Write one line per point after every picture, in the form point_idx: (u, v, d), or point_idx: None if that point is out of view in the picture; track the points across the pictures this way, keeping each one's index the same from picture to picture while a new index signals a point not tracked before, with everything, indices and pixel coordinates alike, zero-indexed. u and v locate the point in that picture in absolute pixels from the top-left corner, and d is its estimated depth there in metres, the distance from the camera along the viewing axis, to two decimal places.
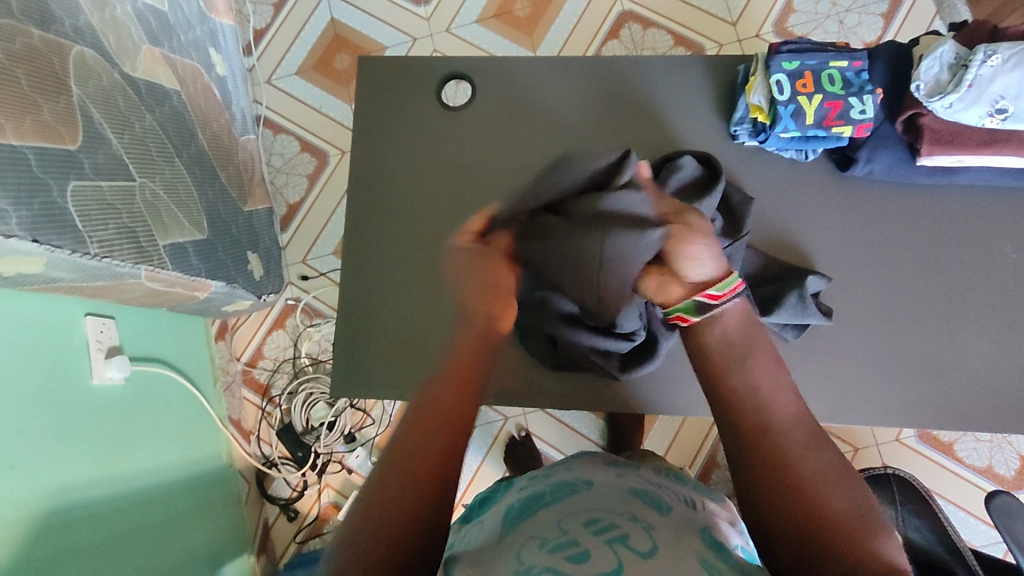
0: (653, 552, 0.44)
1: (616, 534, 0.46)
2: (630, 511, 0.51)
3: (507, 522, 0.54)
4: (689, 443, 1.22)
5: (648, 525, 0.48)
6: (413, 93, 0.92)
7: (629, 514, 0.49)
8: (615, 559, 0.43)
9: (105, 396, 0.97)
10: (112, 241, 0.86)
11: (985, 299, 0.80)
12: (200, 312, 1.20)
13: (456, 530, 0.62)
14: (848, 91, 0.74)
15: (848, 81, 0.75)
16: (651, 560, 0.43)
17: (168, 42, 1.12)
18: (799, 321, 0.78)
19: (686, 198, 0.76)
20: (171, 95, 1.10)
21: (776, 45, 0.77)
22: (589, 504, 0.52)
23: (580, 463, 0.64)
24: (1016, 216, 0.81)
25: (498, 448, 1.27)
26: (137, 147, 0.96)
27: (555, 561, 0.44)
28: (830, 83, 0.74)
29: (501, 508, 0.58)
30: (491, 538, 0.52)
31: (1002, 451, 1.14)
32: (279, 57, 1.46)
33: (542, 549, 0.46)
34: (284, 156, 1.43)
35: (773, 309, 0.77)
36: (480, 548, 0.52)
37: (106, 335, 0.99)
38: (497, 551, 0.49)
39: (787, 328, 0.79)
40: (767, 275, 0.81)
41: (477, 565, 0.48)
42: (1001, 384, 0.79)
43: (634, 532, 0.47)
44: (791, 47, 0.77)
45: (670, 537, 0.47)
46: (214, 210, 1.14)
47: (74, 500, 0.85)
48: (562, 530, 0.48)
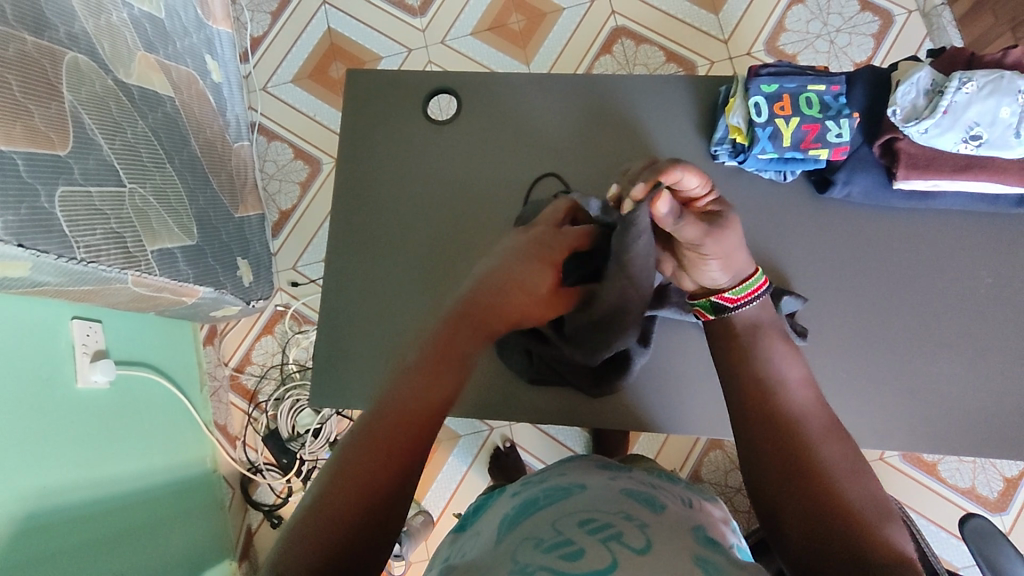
0: (647, 547, 0.45)
1: (610, 532, 0.47)
2: (622, 511, 0.51)
3: (503, 527, 0.54)
4: (674, 455, 1.22)
5: (642, 522, 0.49)
6: (402, 105, 0.93)
7: (623, 513, 0.50)
8: (610, 556, 0.44)
9: (89, 399, 0.97)
10: (99, 246, 0.87)
11: (961, 321, 0.81)
12: (188, 316, 1.20)
13: (449, 542, 0.60)
14: (826, 114, 0.75)
15: (827, 104, 0.76)
16: (645, 555, 0.44)
17: (164, 49, 1.13)
18: None
19: None
20: (165, 101, 1.11)
21: (757, 67, 0.78)
22: (583, 505, 0.53)
23: (573, 468, 0.64)
24: (994, 239, 0.82)
25: (482, 459, 1.27)
26: (128, 153, 0.97)
27: (550, 559, 0.44)
28: (808, 107, 0.75)
29: (495, 517, 0.58)
30: (486, 543, 0.52)
31: (985, 472, 1.15)
32: (275, 64, 1.47)
33: (537, 549, 0.46)
34: (277, 163, 1.44)
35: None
36: (475, 553, 0.51)
37: (92, 338, 1.00)
38: (492, 555, 0.49)
39: None
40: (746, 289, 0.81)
41: (472, 567, 0.48)
42: (977, 406, 0.79)
43: (628, 530, 0.47)
44: (770, 70, 0.78)
45: (663, 535, 0.47)
46: (204, 215, 1.15)
47: (57, 503, 0.86)
48: (557, 530, 0.49)
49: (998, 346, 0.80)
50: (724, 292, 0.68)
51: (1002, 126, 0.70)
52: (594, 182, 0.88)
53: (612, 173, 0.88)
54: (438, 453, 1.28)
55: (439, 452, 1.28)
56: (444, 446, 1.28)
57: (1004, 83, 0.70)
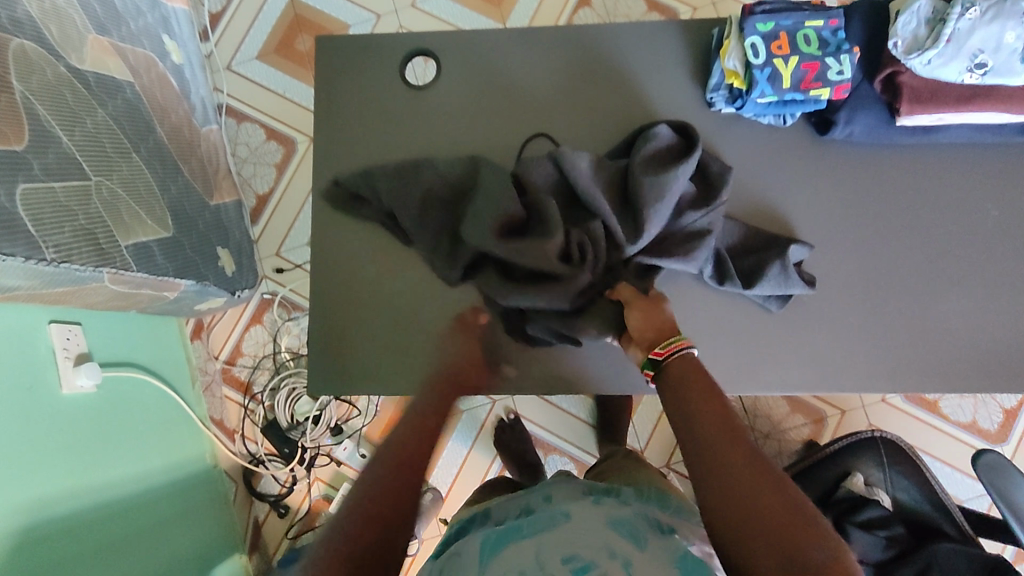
0: None
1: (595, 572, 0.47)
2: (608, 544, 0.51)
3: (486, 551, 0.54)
4: (666, 434, 1.21)
5: (626, 562, 0.49)
6: (378, 72, 0.89)
7: (608, 551, 0.49)
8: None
9: (76, 405, 0.93)
10: (70, 244, 0.83)
11: (970, 258, 0.80)
12: (172, 312, 1.16)
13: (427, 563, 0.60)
14: (825, 51, 0.72)
15: (825, 40, 0.73)
16: None
17: (117, 31, 1.07)
18: (783, 292, 0.77)
19: (660, 166, 0.77)
20: (123, 87, 1.05)
21: (750, 6, 0.74)
22: (568, 534, 0.53)
23: (559, 491, 0.64)
24: (997, 172, 0.80)
25: (485, 437, 1.26)
26: (89, 144, 0.92)
27: None
28: (806, 44, 0.72)
29: (477, 540, 0.57)
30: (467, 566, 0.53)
31: (986, 406, 1.16)
32: (238, 41, 1.40)
33: None
34: (249, 145, 1.38)
35: (757, 281, 0.76)
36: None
37: (74, 342, 0.96)
38: None
39: (771, 300, 0.79)
40: (749, 244, 0.79)
41: None
42: (983, 342, 0.78)
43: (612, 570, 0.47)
44: (765, 8, 0.74)
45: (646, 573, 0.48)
46: (178, 205, 1.10)
47: (53, 512, 0.83)
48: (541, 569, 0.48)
49: (1003, 280, 0.79)
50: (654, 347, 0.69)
51: (1007, 51, 0.67)
52: (586, 141, 0.85)
53: (603, 130, 0.85)
54: (438, 437, 1.26)
55: (438, 437, 1.26)
56: (446, 424, 1.26)
57: (1010, 5, 0.66)
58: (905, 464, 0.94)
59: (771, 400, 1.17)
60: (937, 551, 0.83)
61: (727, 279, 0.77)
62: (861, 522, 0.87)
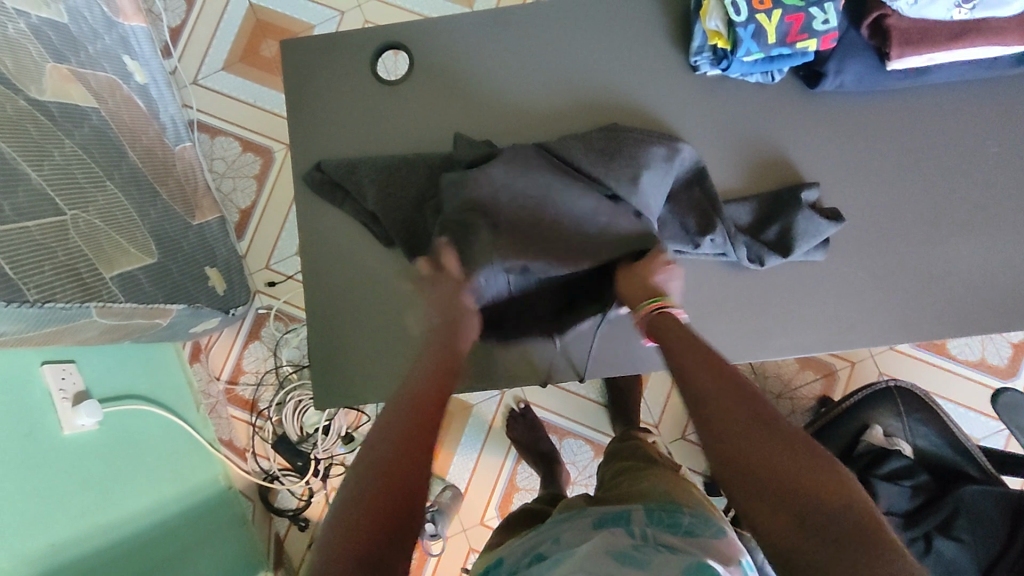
0: None
1: None
2: (613, 572, 0.51)
3: None
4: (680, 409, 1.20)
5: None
6: (349, 70, 0.85)
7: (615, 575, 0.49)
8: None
9: (79, 445, 0.91)
10: (52, 284, 0.81)
11: (973, 197, 0.78)
12: (168, 338, 1.14)
13: None
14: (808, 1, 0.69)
15: None
16: None
17: (75, 57, 1.04)
18: (819, 238, 0.76)
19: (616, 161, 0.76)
20: (89, 113, 1.02)
21: None
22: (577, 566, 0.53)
23: (566, 527, 0.65)
24: (992, 107, 0.79)
25: (494, 436, 1.25)
26: (61, 177, 0.90)
27: None
28: None
29: None
30: None
31: (993, 342, 1.15)
32: (201, 53, 1.36)
33: None
34: (225, 159, 1.35)
35: (793, 246, 0.75)
36: None
37: (70, 381, 0.93)
38: None
39: (814, 250, 0.77)
40: (762, 210, 0.78)
41: None
42: (992, 281, 0.77)
43: None
44: None
45: None
46: (160, 229, 1.08)
47: (67, 559, 0.82)
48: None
49: (1009, 217, 0.78)
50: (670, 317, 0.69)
51: None
52: (573, 118, 0.83)
53: (588, 104, 0.83)
54: (446, 443, 1.25)
55: (447, 443, 1.25)
56: (454, 429, 1.25)
57: None
58: (921, 411, 0.91)
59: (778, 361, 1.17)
60: (963, 495, 0.82)
61: (767, 258, 0.76)
62: (885, 474, 0.84)
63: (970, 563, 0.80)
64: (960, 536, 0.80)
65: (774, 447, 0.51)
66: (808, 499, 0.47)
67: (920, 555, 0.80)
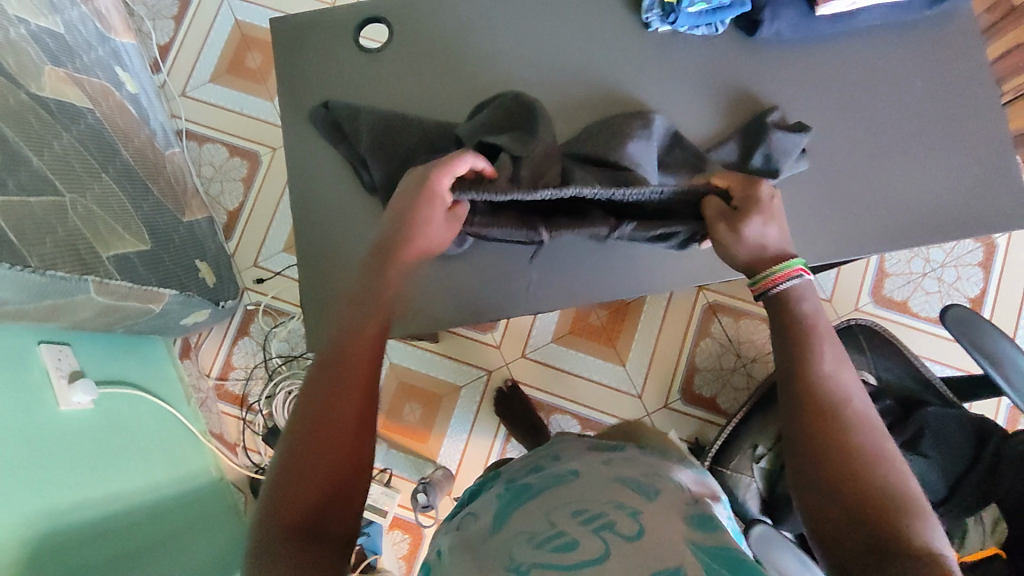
0: (636, 535, 0.47)
1: (601, 522, 0.49)
2: (613, 500, 0.53)
3: (500, 514, 0.57)
4: (663, 374, 1.27)
5: (631, 510, 0.51)
6: (334, 49, 0.92)
7: (613, 503, 0.52)
8: (600, 548, 0.46)
9: (75, 422, 0.93)
10: (53, 255, 0.84)
11: (905, 130, 0.87)
12: (159, 329, 1.16)
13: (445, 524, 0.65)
14: None
15: None
16: (634, 541, 0.46)
17: (71, 63, 1.09)
18: (791, 153, 0.83)
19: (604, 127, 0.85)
20: (85, 113, 1.07)
21: None
22: (579, 493, 0.55)
23: (567, 450, 0.68)
24: (917, 52, 0.88)
25: (484, 415, 1.28)
26: (60, 164, 0.94)
27: (545, 551, 0.47)
28: None
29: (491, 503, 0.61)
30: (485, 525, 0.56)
31: (951, 298, 1.26)
32: (189, 67, 1.44)
33: (532, 544, 0.49)
34: (213, 164, 1.40)
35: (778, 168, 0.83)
36: (474, 534, 0.56)
37: (65, 361, 0.95)
38: (488, 546, 0.52)
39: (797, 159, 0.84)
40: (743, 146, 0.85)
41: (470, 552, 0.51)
42: (928, 211, 0.86)
43: (618, 517, 0.50)
44: None
45: (653, 518, 0.49)
46: (152, 221, 1.12)
47: (65, 526, 0.82)
48: (551, 523, 0.50)
49: (937, 147, 0.87)
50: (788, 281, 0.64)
51: None
52: (543, 82, 0.90)
53: (556, 71, 0.91)
54: (437, 426, 1.28)
55: (437, 426, 1.28)
56: (444, 413, 1.29)
57: None
58: (882, 346, 0.97)
59: (752, 327, 1.27)
60: (927, 417, 0.90)
61: None
62: None
63: (937, 479, 0.87)
64: (927, 453, 0.88)
65: (833, 450, 0.54)
66: (863, 512, 0.50)
67: None
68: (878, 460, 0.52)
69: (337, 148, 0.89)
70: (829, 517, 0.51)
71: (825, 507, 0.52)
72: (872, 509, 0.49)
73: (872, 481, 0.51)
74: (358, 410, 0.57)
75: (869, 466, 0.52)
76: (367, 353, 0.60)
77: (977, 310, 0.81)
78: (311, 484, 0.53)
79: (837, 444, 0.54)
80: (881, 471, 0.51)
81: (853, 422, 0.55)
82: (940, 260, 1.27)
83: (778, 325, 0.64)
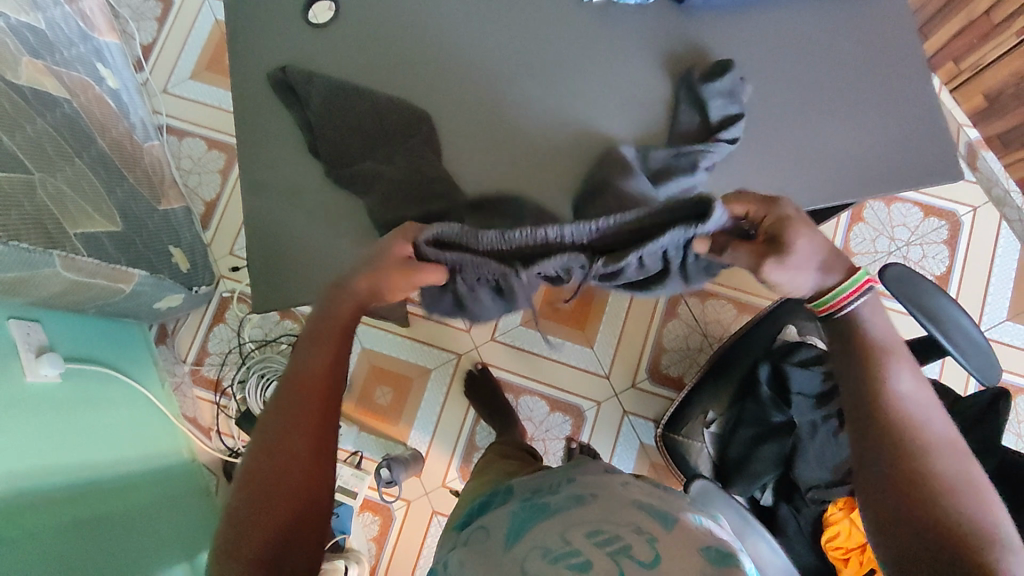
0: (655, 562, 0.47)
1: (619, 546, 0.49)
2: (633, 521, 0.52)
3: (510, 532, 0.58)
4: (630, 354, 1.29)
5: (651, 537, 0.50)
6: (287, 29, 0.96)
7: (632, 526, 0.51)
8: (620, 573, 0.46)
9: (42, 394, 0.95)
10: (18, 227, 0.86)
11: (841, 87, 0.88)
12: (133, 312, 1.19)
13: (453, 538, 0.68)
14: None
15: None
16: (654, 569, 0.46)
17: (50, 56, 1.13)
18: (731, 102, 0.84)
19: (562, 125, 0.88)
20: (61, 102, 1.11)
21: None
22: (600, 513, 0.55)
23: (582, 471, 0.69)
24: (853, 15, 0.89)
25: (454, 398, 1.30)
26: (31, 146, 0.97)
27: (560, 572, 0.47)
28: None
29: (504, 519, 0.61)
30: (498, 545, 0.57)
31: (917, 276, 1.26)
32: (171, 65, 1.49)
33: (545, 560, 0.50)
34: (192, 158, 1.45)
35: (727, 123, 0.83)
36: (487, 553, 0.56)
37: (34, 336, 0.98)
38: (501, 562, 0.53)
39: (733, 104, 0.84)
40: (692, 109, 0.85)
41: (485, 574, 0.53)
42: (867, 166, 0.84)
43: (636, 542, 0.49)
44: None
45: (672, 545, 0.49)
46: (126, 207, 1.15)
47: (27, 490, 0.84)
48: (566, 542, 0.52)
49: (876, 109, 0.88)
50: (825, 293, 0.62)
51: None
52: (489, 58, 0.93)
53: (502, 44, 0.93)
54: (407, 408, 1.30)
55: (407, 408, 1.30)
56: (415, 395, 1.30)
57: None
58: None
59: (717, 306, 1.28)
60: None
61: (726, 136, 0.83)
62: (798, 362, 0.88)
63: None
64: None
65: (904, 476, 0.53)
66: (937, 538, 0.50)
67: (835, 433, 0.82)
68: (956, 487, 0.52)
69: (290, 124, 0.93)
70: (903, 541, 0.52)
71: (898, 530, 0.52)
72: (950, 539, 0.50)
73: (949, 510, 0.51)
74: (315, 444, 0.59)
75: (945, 493, 0.51)
76: (323, 385, 0.61)
77: (914, 268, 0.82)
78: (274, 519, 0.55)
79: (909, 468, 0.53)
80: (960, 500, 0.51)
81: (929, 445, 0.54)
82: (905, 239, 1.28)
83: (843, 338, 0.62)
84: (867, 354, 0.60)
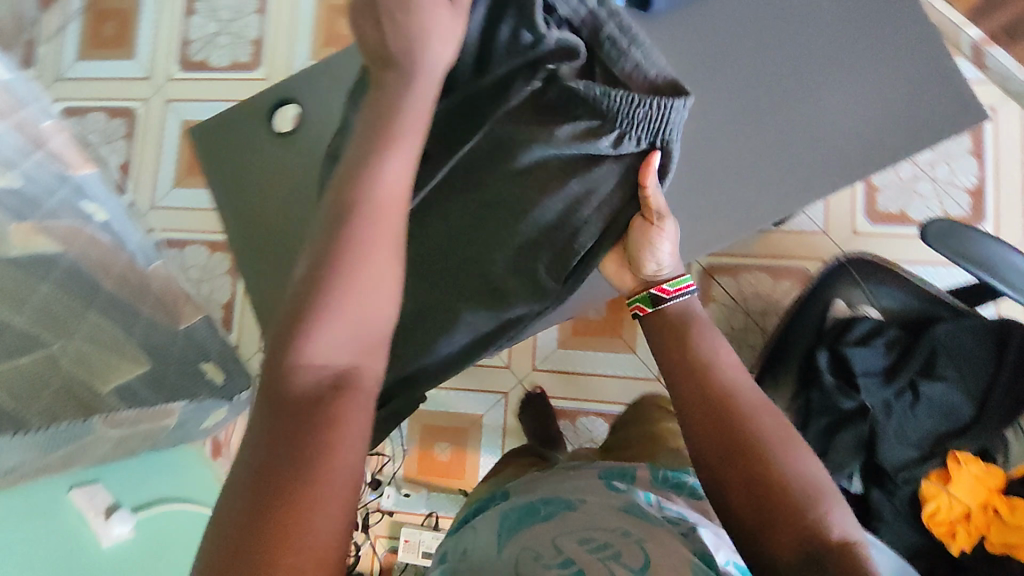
0: (643, 568, 0.51)
1: (611, 551, 0.53)
2: (622, 527, 0.57)
3: (502, 532, 0.61)
4: None
5: (638, 538, 0.55)
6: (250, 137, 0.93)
7: (621, 530, 0.56)
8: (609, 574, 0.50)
9: (117, 556, 0.96)
10: (51, 409, 0.88)
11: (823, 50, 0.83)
12: (184, 438, 1.21)
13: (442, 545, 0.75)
14: None
15: None
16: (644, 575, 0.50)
17: (36, 214, 1.05)
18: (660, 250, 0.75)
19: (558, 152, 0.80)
20: (59, 258, 1.07)
21: None
22: (586, 519, 0.59)
23: (576, 474, 0.73)
24: None
25: (511, 436, 1.29)
26: (43, 316, 0.98)
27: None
28: None
29: (493, 519, 0.65)
30: (488, 541, 0.60)
31: (950, 195, 1.20)
32: (152, 180, 1.50)
33: (536, 561, 0.53)
34: (199, 265, 1.46)
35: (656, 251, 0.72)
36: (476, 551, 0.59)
37: (98, 498, 0.98)
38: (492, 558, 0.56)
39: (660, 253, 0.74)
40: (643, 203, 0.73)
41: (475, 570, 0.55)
42: (875, 136, 0.82)
43: (626, 548, 0.53)
44: None
45: (660, 549, 0.54)
46: (149, 340, 1.16)
47: None
48: (557, 546, 0.55)
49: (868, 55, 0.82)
50: (661, 284, 0.70)
51: None
52: None
53: None
54: (469, 457, 1.30)
55: (469, 457, 1.30)
56: (473, 443, 1.30)
57: None
58: (878, 273, 0.91)
59: (754, 280, 1.23)
60: (935, 336, 0.85)
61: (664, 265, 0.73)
62: (856, 339, 0.86)
63: (963, 397, 0.83)
64: (945, 374, 0.83)
65: (757, 461, 0.55)
66: (795, 517, 0.52)
67: (911, 407, 0.84)
68: (804, 463, 0.55)
69: None
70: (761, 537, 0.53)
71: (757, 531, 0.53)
72: (795, 520, 0.52)
73: (793, 485, 0.53)
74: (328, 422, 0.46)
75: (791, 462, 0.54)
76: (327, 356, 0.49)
77: (953, 219, 0.78)
78: (274, 516, 0.41)
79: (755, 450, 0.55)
80: (807, 465, 0.54)
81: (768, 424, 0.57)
82: (928, 159, 1.22)
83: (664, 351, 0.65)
84: (700, 391, 0.60)
